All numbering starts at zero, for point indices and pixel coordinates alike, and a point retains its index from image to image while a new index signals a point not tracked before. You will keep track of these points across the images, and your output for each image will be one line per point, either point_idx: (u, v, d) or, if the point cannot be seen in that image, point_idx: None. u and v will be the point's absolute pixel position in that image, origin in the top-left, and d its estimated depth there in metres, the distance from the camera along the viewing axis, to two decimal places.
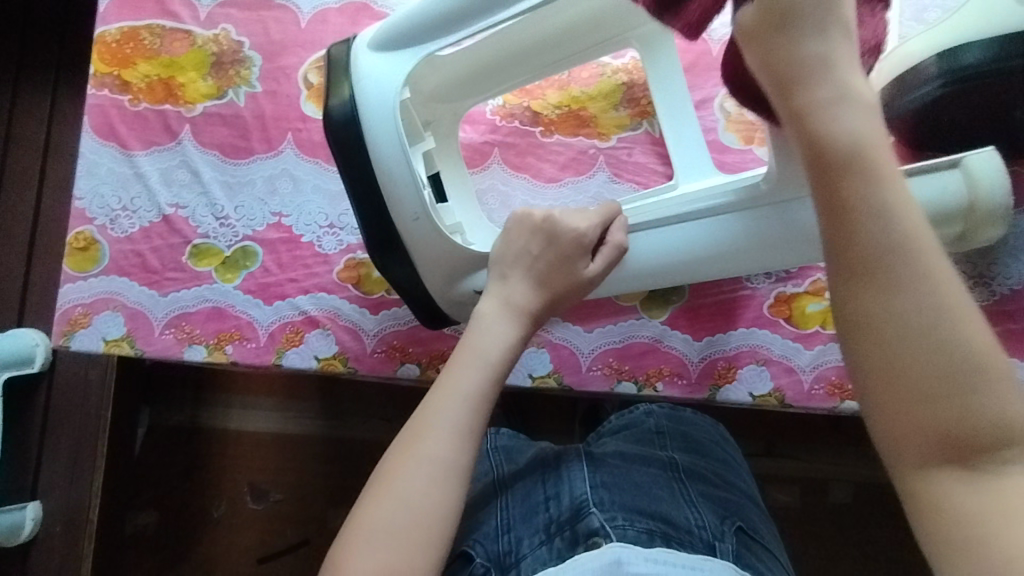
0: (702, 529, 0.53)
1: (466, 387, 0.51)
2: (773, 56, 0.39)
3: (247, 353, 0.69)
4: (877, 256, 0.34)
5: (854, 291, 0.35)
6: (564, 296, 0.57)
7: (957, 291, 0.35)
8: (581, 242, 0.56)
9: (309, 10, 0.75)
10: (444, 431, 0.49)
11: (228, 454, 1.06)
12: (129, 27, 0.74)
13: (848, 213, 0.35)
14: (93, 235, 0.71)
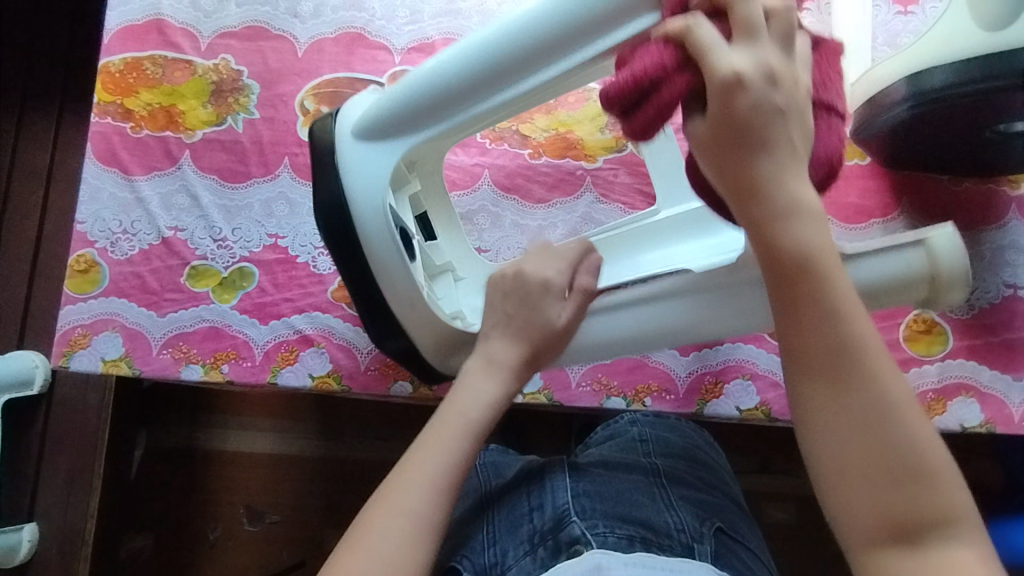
0: (681, 531, 0.53)
1: (451, 440, 0.51)
2: (728, 165, 0.41)
3: (243, 372, 0.70)
4: (797, 275, 0.40)
5: (785, 316, 0.41)
6: (548, 347, 0.56)
7: (895, 391, 0.39)
8: (549, 287, 0.56)
9: (305, 40, 0.78)
10: (425, 483, 0.48)
11: (225, 475, 1.06)
12: (133, 58, 0.77)
13: (778, 238, 0.40)
14: (94, 258, 0.73)
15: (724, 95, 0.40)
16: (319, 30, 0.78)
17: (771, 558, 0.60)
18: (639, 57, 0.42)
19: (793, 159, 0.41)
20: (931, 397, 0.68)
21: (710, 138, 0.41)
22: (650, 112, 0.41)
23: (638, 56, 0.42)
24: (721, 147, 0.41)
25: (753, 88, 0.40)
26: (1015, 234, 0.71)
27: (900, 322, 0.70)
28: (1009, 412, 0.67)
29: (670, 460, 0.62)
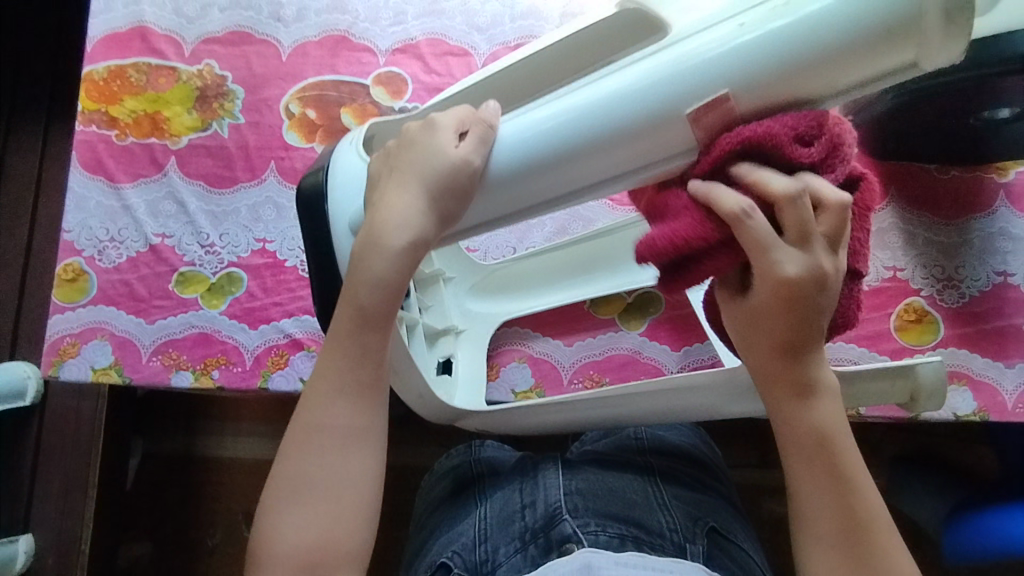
0: (673, 532, 0.52)
1: (350, 348, 0.47)
2: (755, 355, 0.46)
3: (233, 378, 0.70)
4: (811, 449, 0.46)
5: (801, 484, 0.46)
6: (455, 179, 0.45)
7: (897, 554, 0.45)
8: (449, 156, 0.45)
9: (289, 44, 0.77)
10: (334, 403, 0.47)
11: (222, 482, 1.06)
12: (116, 65, 0.77)
13: (798, 419, 0.46)
14: (82, 266, 0.73)
15: (778, 296, 0.41)
16: (303, 33, 0.78)
17: (765, 560, 0.59)
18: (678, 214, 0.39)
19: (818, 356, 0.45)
20: None
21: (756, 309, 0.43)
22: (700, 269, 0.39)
23: (675, 214, 0.39)
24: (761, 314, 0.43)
25: (804, 295, 0.40)
26: (1004, 222, 0.71)
27: (891, 312, 0.70)
28: (1002, 399, 0.67)
29: (664, 459, 0.62)
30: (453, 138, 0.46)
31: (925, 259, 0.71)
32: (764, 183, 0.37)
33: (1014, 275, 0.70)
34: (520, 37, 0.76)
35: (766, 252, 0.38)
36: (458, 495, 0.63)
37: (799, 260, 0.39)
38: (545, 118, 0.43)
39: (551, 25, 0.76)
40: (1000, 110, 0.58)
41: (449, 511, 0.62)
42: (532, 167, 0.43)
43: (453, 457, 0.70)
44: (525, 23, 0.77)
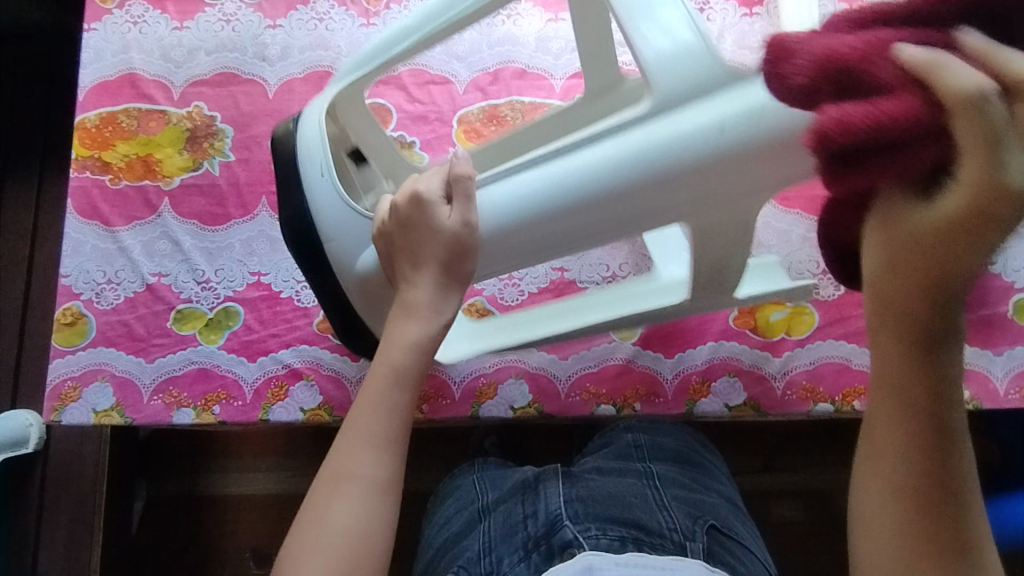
0: (673, 531, 0.53)
1: (385, 400, 0.50)
2: (896, 243, 0.35)
3: (235, 411, 0.71)
4: (885, 376, 0.41)
5: (882, 408, 0.42)
6: (462, 248, 0.52)
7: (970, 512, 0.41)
8: (442, 237, 0.52)
9: (275, 82, 0.79)
10: (364, 448, 0.48)
11: (229, 519, 1.06)
12: (108, 112, 0.79)
13: (891, 332, 0.39)
14: (80, 310, 0.74)
15: (961, 219, 0.31)
16: (288, 70, 0.80)
17: (769, 557, 0.60)
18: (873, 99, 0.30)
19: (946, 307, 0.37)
20: None
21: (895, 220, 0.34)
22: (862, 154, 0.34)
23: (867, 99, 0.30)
24: (894, 226, 0.35)
25: (984, 226, 0.31)
26: None
27: None
28: (994, 386, 0.68)
29: (664, 464, 0.63)
30: (450, 211, 0.52)
31: None
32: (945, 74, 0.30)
33: (995, 263, 0.71)
34: (499, 62, 0.78)
35: (992, 148, 0.29)
36: (462, 511, 0.64)
37: (1016, 155, 0.29)
38: (541, 183, 0.50)
39: (528, 50, 0.78)
40: None
41: (454, 527, 0.63)
42: (556, 225, 0.50)
43: (457, 476, 0.71)
44: (502, 49, 0.79)
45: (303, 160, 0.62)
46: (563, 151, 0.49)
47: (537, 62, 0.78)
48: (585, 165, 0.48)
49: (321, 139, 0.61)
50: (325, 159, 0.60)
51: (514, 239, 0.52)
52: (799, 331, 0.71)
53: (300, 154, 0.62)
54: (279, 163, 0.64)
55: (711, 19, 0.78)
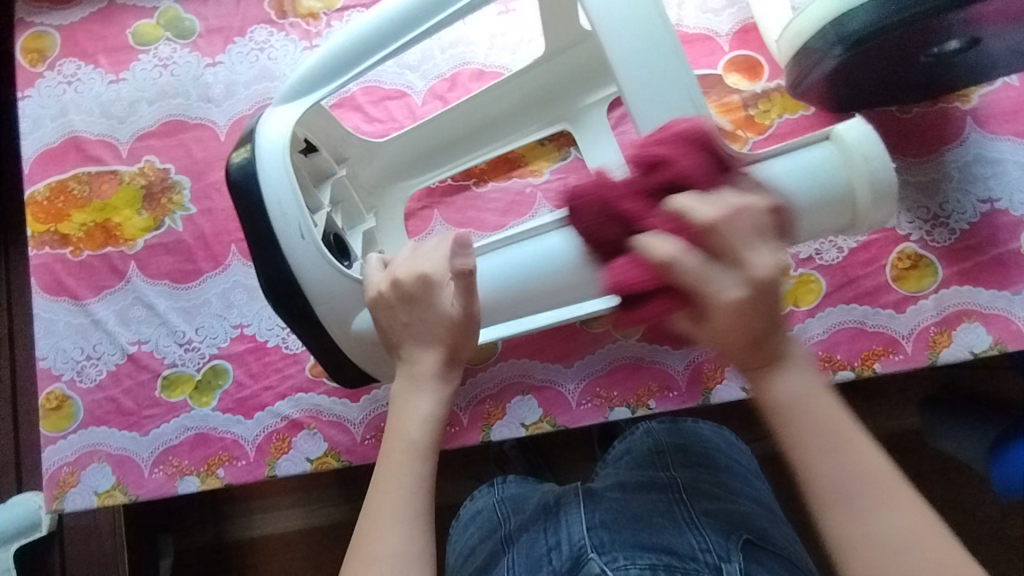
0: (706, 552, 0.50)
1: (410, 475, 0.47)
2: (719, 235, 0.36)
3: (240, 472, 0.68)
4: (813, 431, 0.38)
5: (807, 458, 0.38)
6: (464, 332, 0.50)
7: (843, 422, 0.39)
8: (448, 319, 0.50)
9: (225, 122, 0.75)
10: (395, 529, 0.45)
11: (259, 563, 1.04)
12: (57, 181, 0.75)
13: (766, 388, 0.39)
14: (64, 392, 0.71)
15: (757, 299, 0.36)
16: (236, 108, 0.75)
17: (812, 565, 0.57)
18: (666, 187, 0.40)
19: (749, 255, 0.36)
20: (934, 331, 0.66)
21: (725, 315, 0.36)
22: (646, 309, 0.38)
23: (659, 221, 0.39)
24: (720, 332, 0.37)
25: (757, 310, 0.36)
26: (978, 147, 0.69)
27: (884, 263, 0.68)
28: (1016, 327, 0.65)
29: (691, 470, 0.60)
30: (453, 293, 0.50)
31: (908, 202, 0.69)
32: (694, 210, 0.37)
33: (1001, 198, 0.68)
34: (455, 67, 0.74)
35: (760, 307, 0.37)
36: (484, 539, 0.62)
37: (734, 277, 0.36)
38: (535, 258, 0.55)
39: (483, 48, 0.74)
40: (950, 43, 0.56)
41: (477, 560, 0.60)
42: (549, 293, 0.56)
43: (476, 498, 0.68)
44: (456, 52, 0.75)
45: (274, 217, 0.55)
46: (530, 233, 0.55)
47: (494, 59, 0.74)
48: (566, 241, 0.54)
49: (292, 190, 0.54)
50: (304, 219, 0.54)
51: (513, 304, 0.57)
52: (807, 301, 0.68)
53: (266, 204, 0.55)
54: (241, 213, 0.56)
55: None
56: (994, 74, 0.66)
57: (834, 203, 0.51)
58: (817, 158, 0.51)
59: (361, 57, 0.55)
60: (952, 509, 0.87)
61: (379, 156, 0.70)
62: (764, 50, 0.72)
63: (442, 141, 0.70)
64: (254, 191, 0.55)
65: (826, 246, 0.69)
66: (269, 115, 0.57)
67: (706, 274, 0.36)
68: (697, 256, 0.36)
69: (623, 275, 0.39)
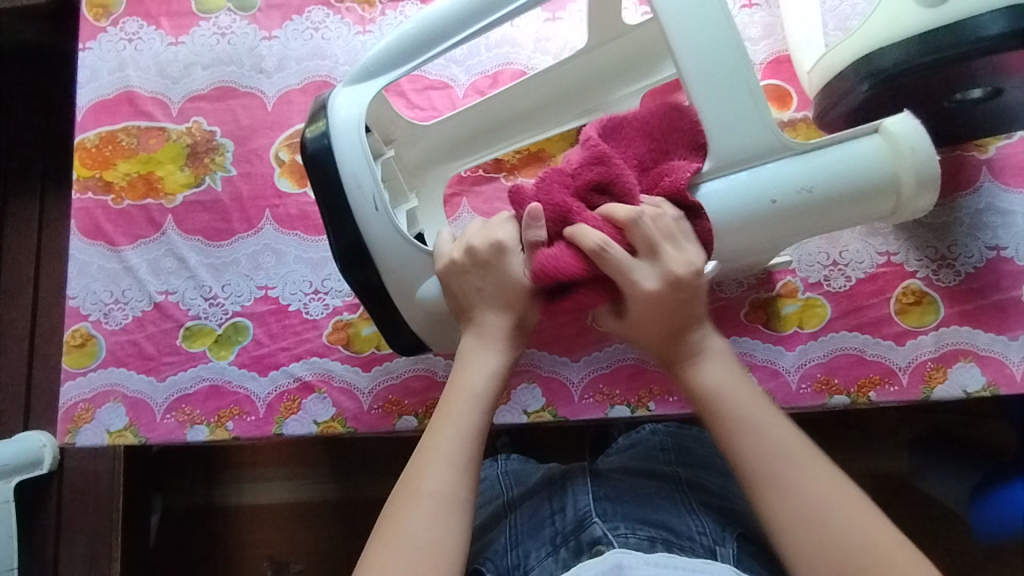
0: (702, 534, 0.54)
1: (466, 422, 0.51)
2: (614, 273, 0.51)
3: (249, 426, 0.71)
4: (719, 400, 0.50)
5: (732, 419, 0.49)
6: (530, 299, 0.55)
7: (750, 398, 0.51)
8: (520, 286, 0.54)
9: (274, 93, 0.79)
10: (444, 467, 0.48)
11: (244, 528, 1.06)
12: (107, 131, 0.78)
13: (693, 379, 0.52)
14: (89, 331, 0.74)
15: (653, 300, 0.51)
16: (286, 81, 0.79)
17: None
18: (553, 201, 0.54)
19: (648, 232, 0.51)
20: (930, 366, 0.68)
21: (640, 303, 0.51)
22: (576, 296, 0.53)
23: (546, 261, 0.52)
24: (636, 302, 0.51)
25: (668, 299, 0.51)
26: (990, 197, 0.72)
27: (889, 296, 0.70)
28: (1010, 371, 0.68)
29: (691, 468, 0.64)
30: (524, 261, 0.55)
31: (917, 240, 0.71)
32: (586, 232, 0.51)
33: (1007, 247, 0.70)
34: (498, 65, 0.78)
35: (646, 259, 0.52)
36: (484, 506, 0.65)
37: (650, 271, 0.51)
38: None
39: (526, 51, 0.78)
40: (973, 91, 0.59)
41: (479, 520, 0.63)
42: None
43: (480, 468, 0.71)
44: (500, 52, 0.78)
45: (349, 188, 0.58)
46: None
47: (536, 62, 0.78)
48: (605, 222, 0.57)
49: (366, 163, 0.58)
50: (378, 191, 0.58)
51: None
52: (811, 323, 0.70)
53: (343, 176, 0.58)
54: (316, 185, 0.59)
55: None
56: (1012, 128, 0.69)
57: (878, 195, 0.54)
58: (863, 150, 0.53)
59: (433, 43, 0.58)
60: (935, 554, 0.88)
61: (421, 139, 0.72)
62: (794, 82, 0.75)
63: (478, 128, 0.73)
64: (330, 163, 0.58)
65: (835, 274, 0.71)
66: (339, 92, 0.60)
67: (631, 265, 0.51)
68: (622, 251, 0.51)
69: (568, 254, 0.52)
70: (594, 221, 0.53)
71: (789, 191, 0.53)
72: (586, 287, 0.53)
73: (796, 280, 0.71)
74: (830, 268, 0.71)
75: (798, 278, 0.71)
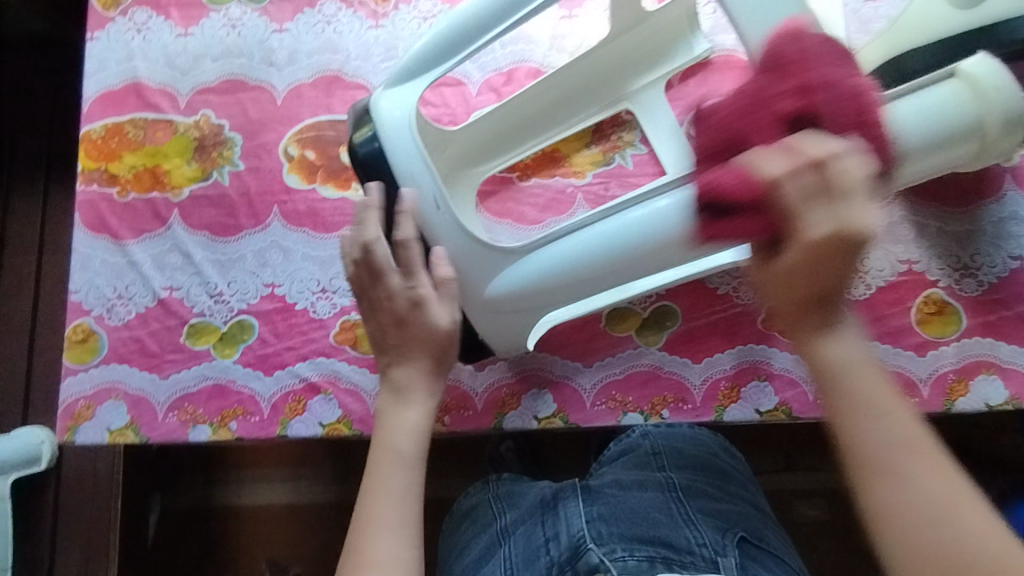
0: (702, 546, 0.53)
1: (396, 483, 0.53)
2: (806, 214, 0.41)
3: (252, 428, 0.69)
4: (833, 378, 0.43)
5: (855, 412, 0.42)
6: (449, 349, 0.58)
7: (875, 382, 0.43)
8: (438, 333, 0.57)
9: (284, 87, 0.77)
10: (387, 535, 0.50)
11: (243, 530, 1.05)
12: (113, 122, 0.77)
13: (819, 351, 0.44)
14: (91, 326, 0.72)
15: (807, 252, 0.42)
16: (296, 75, 0.78)
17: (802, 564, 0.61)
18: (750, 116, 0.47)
19: (806, 142, 0.43)
20: (951, 378, 0.67)
21: (813, 245, 0.41)
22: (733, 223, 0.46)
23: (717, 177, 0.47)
24: (799, 252, 0.42)
25: (841, 250, 0.41)
26: (1015, 205, 0.70)
27: (910, 305, 0.69)
28: None
29: (686, 471, 0.63)
30: (444, 308, 0.57)
31: (939, 249, 0.70)
32: (801, 142, 0.43)
33: None
34: (513, 62, 0.76)
35: (810, 207, 0.41)
36: (479, 531, 0.63)
37: (825, 217, 0.41)
38: (635, 222, 0.55)
39: (542, 48, 0.76)
40: None
41: (472, 554, 0.61)
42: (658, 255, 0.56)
43: (470, 495, 0.69)
44: (516, 49, 0.77)
45: (408, 189, 0.57)
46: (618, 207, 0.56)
47: (552, 61, 0.76)
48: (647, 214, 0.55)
49: (425, 164, 0.57)
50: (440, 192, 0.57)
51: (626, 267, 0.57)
52: None
53: (400, 179, 0.57)
54: (369, 189, 0.58)
55: None
56: None
57: (963, 138, 0.52)
58: (943, 98, 0.51)
59: (474, 38, 0.56)
60: None
61: (452, 144, 0.68)
62: None
63: (508, 126, 0.71)
64: (386, 167, 0.58)
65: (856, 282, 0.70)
66: (380, 94, 0.59)
67: (803, 207, 0.41)
68: (807, 185, 0.41)
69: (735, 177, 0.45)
70: (780, 148, 0.44)
71: None
72: (743, 211, 0.45)
73: None
74: None
75: None
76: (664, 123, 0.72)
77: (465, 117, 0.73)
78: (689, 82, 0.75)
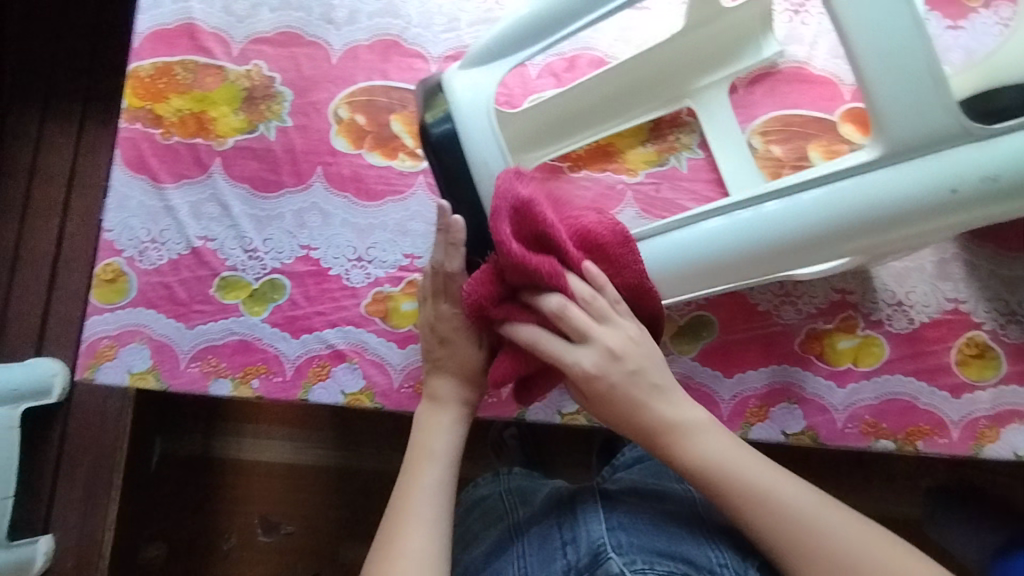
0: (722, 566, 0.53)
1: (435, 480, 0.54)
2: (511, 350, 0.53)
3: (274, 388, 0.69)
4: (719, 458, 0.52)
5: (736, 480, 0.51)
6: (488, 374, 0.60)
7: (709, 441, 0.53)
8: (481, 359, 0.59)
9: (340, 47, 0.75)
10: (423, 529, 0.51)
11: (240, 485, 1.04)
12: (163, 62, 0.75)
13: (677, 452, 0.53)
14: (122, 267, 0.71)
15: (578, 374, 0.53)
16: (354, 36, 0.76)
17: None
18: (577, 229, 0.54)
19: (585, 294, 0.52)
20: (984, 423, 0.66)
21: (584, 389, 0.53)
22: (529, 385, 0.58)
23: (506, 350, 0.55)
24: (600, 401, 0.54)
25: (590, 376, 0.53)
26: None
27: (951, 345, 0.68)
28: None
29: None
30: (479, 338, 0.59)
31: (988, 291, 0.69)
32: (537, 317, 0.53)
33: None
34: (576, 49, 0.74)
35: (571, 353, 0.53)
36: (488, 527, 0.62)
37: (589, 351, 0.52)
38: (691, 238, 0.56)
39: (608, 38, 0.74)
40: None
41: (481, 550, 0.60)
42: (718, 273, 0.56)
43: (480, 485, 0.69)
44: (581, 35, 0.75)
45: (478, 175, 0.55)
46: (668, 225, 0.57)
47: (616, 52, 0.74)
48: (698, 233, 0.56)
49: (500, 151, 0.55)
50: None
51: (682, 279, 0.57)
52: (867, 362, 0.68)
53: (471, 163, 0.55)
54: (439, 173, 0.57)
55: (806, 23, 0.74)
56: None
57: None
58: None
59: (562, 20, 0.55)
60: None
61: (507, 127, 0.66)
62: None
63: (568, 114, 0.69)
64: (457, 149, 0.55)
65: (898, 314, 0.69)
66: (456, 74, 0.57)
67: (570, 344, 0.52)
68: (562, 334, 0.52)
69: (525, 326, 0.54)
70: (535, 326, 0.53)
71: (970, 176, 0.51)
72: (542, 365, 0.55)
73: (857, 316, 0.69)
74: (894, 308, 0.69)
75: (859, 313, 0.69)
76: (724, 129, 0.71)
77: (527, 101, 0.72)
78: (754, 90, 0.73)
